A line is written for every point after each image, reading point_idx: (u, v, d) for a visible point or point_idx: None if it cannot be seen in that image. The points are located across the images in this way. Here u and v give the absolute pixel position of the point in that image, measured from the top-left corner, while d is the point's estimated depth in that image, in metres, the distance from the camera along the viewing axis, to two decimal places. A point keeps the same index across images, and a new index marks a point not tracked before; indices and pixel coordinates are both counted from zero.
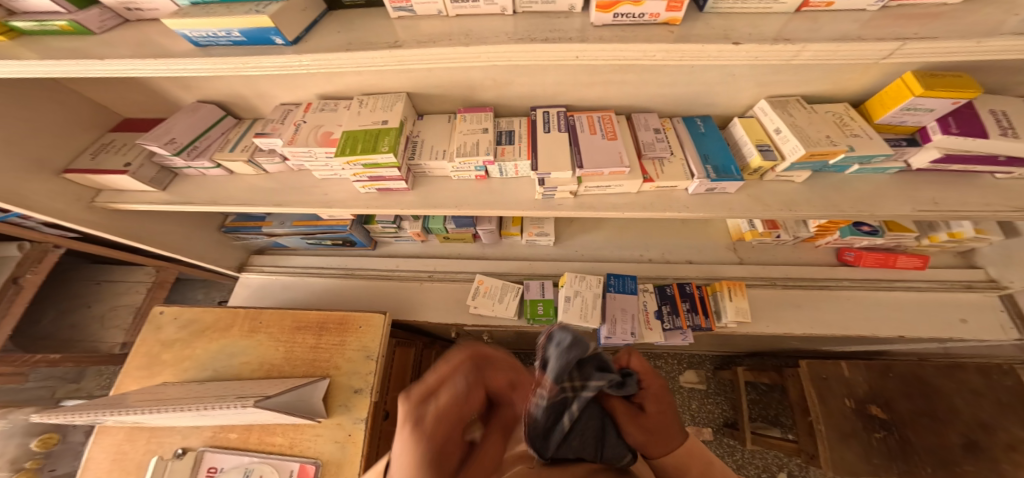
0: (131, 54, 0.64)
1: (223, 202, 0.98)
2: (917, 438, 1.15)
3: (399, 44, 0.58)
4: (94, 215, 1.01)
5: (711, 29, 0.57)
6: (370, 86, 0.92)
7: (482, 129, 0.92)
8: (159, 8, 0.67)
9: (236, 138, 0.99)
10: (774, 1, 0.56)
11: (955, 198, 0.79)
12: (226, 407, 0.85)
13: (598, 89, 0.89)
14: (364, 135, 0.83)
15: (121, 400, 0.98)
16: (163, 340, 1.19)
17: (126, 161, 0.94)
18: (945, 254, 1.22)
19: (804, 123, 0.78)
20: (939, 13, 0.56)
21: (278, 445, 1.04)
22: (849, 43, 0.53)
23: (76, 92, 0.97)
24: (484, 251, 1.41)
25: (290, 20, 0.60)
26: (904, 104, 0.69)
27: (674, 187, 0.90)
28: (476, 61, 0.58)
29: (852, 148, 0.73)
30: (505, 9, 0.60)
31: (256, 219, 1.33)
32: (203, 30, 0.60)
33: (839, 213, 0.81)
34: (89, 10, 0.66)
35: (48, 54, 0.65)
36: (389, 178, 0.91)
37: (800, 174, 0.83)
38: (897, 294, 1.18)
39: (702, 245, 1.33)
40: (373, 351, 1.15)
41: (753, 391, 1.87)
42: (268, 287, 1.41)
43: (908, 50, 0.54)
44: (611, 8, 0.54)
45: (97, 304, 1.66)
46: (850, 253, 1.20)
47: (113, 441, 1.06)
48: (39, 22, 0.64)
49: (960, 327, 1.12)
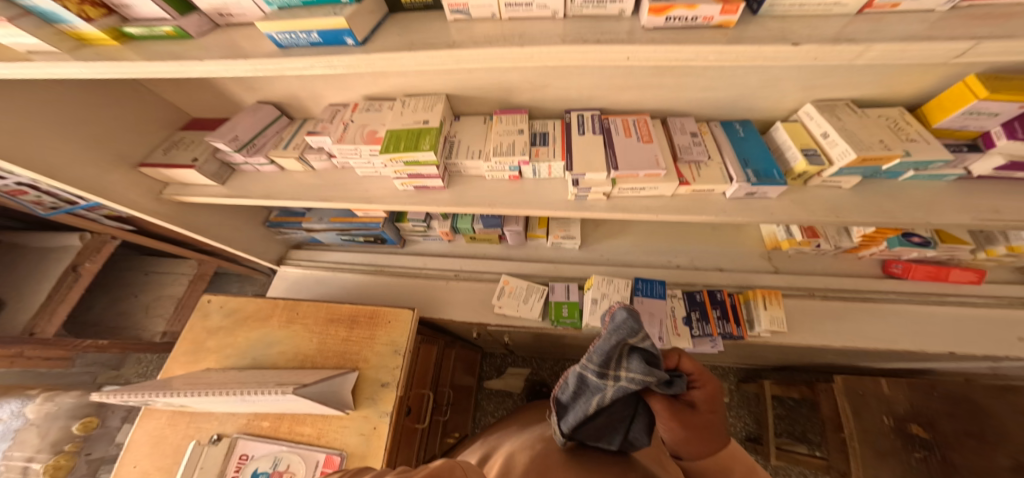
0: (210, 56, 0.70)
1: (272, 197, 1.04)
2: (962, 459, 1.14)
3: (457, 45, 0.61)
4: (162, 205, 1.09)
5: (767, 31, 0.57)
6: (414, 88, 0.97)
7: (518, 130, 0.95)
8: (248, 13, 0.73)
9: (288, 136, 1.05)
10: (835, 3, 0.56)
11: (1020, 208, 0.75)
12: (268, 392, 0.89)
13: (636, 92, 0.90)
14: (407, 135, 0.87)
15: (170, 383, 1.04)
16: (209, 327, 1.26)
17: (193, 157, 1.02)
18: (1003, 269, 1.15)
19: (855, 127, 0.76)
20: (1013, 12, 0.54)
21: (306, 435, 1.07)
22: (915, 43, 0.52)
23: (156, 94, 1.05)
24: (509, 252, 1.43)
25: (361, 22, 0.65)
26: (966, 107, 0.67)
27: (712, 191, 0.89)
28: (528, 61, 0.60)
29: (908, 153, 0.71)
30: (556, 13, 0.62)
31: (296, 215, 1.40)
32: (288, 32, 0.65)
33: (889, 221, 0.78)
34: (189, 17, 0.72)
35: (143, 57, 0.72)
36: (427, 176, 0.95)
37: (848, 180, 0.80)
38: (947, 309, 1.12)
39: (733, 252, 1.31)
40: (401, 345, 1.19)
41: (780, 407, 1.79)
42: (304, 281, 1.47)
43: (981, 50, 0.52)
44: (663, 12, 0.56)
45: (144, 294, 1.78)
46: (897, 265, 1.15)
47: (156, 425, 1.13)
48: (148, 28, 0.71)
49: (1019, 347, 1.05)
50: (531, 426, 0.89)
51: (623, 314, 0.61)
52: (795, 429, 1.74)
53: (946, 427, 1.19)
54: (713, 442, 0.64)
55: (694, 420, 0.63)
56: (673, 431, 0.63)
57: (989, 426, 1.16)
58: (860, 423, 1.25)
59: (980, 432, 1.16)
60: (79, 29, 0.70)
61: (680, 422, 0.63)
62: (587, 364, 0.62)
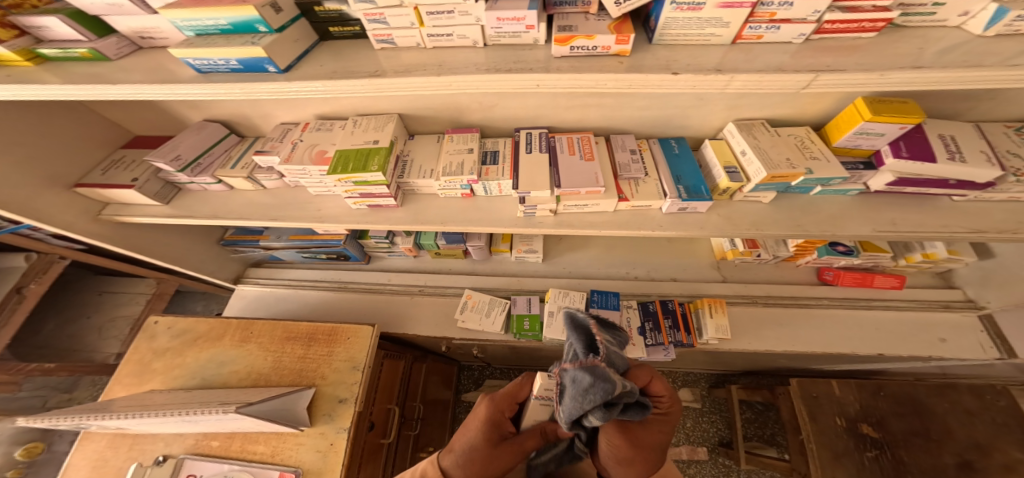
0: (147, 79, 0.72)
1: (222, 216, 1.04)
2: (911, 458, 1.17)
3: (380, 74, 0.67)
4: (100, 226, 1.06)
5: (658, 60, 0.64)
6: (364, 108, 0.99)
7: (468, 149, 0.97)
8: (169, 37, 0.78)
9: (237, 155, 1.05)
10: (711, 35, 0.64)
11: (913, 220, 0.83)
12: (209, 412, 0.87)
13: (577, 111, 0.94)
14: (355, 155, 0.88)
15: (107, 406, 1.00)
16: (155, 348, 1.22)
17: (134, 177, 1.01)
18: (924, 274, 1.24)
19: (767, 146, 0.82)
20: (856, 45, 0.63)
21: (259, 453, 1.04)
22: (773, 74, 0.59)
23: (96, 112, 1.04)
24: (474, 267, 1.43)
25: (282, 50, 0.69)
26: (855, 128, 0.74)
27: (649, 206, 0.93)
28: (448, 88, 0.66)
29: (810, 171, 0.78)
30: (477, 42, 0.69)
31: (254, 233, 1.39)
32: (205, 59, 0.69)
33: (804, 233, 0.85)
34: (107, 39, 0.76)
35: (70, 79, 0.73)
36: (378, 195, 0.96)
37: (765, 195, 0.87)
38: (877, 313, 1.20)
39: (687, 263, 1.36)
40: (359, 361, 1.17)
41: (749, 410, 1.82)
42: (263, 299, 1.44)
43: (823, 81, 0.60)
44: (567, 42, 0.62)
45: (95, 315, 1.71)
46: (829, 273, 1.23)
47: (96, 448, 1.07)
48: (62, 50, 0.74)
49: (940, 346, 1.13)
50: None
51: (584, 379, 0.49)
52: (764, 432, 1.77)
53: (896, 426, 1.23)
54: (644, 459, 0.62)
55: (642, 437, 0.61)
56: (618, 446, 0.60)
57: (934, 423, 1.20)
58: (815, 426, 1.28)
59: (924, 430, 1.20)
60: None
61: (629, 440, 0.59)
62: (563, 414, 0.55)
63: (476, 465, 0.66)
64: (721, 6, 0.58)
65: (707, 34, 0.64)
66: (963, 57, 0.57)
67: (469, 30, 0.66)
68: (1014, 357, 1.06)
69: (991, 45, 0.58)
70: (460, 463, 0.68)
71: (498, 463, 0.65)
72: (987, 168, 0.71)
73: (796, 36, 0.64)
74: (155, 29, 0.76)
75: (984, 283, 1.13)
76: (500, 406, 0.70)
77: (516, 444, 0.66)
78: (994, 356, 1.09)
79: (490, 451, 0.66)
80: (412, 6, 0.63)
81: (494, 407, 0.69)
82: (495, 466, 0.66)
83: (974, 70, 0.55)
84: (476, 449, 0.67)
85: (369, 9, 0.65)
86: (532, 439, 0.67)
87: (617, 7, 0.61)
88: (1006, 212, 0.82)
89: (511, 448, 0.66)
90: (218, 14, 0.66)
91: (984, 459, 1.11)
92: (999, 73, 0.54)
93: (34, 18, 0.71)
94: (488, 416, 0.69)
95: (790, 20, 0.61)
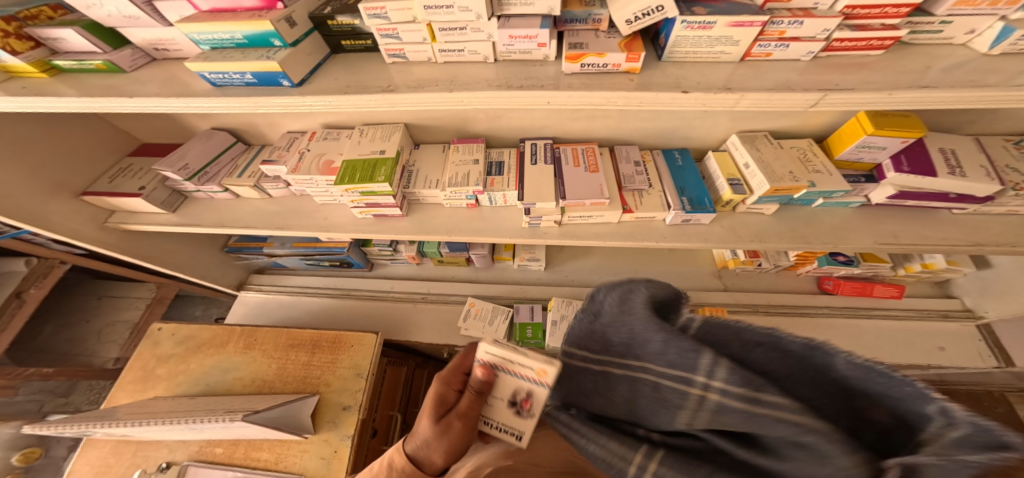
0: (162, 92, 0.73)
1: (229, 225, 1.04)
2: None
3: (392, 88, 0.68)
4: (106, 234, 1.06)
5: (667, 77, 0.65)
6: (370, 117, 0.99)
7: (473, 160, 0.97)
8: (183, 49, 0.79)
9: (244, 164, 1.05)
10: (720, 52, 0.65)
11: (914, 233, 0.84)
12: (215, 420, 0.86)
13: (583, 123, 0.94)
14: (362, 165, 0.88)
15: (111, 413, 1.00)
16: (159, 355, 1.21)
17: (141, 185, 1.02)
18: (923, 284, 1.25)
19: (771, 158, 0.84)
20: (864, 63, 0.64)
21: (262, 461, 1.03)
22: (782, 92, 0.60)
23: (104, 120, 1.04)
24: (476, 275, 1.44)
25: (296, 64, 0.70)
26: (858, 142, 0.75)
27: (653, 218, 0.93)
28: (459, 104, 0.67)
29: (812, 184, 0.79)
30: (487, 58, 0.70)
31: (258, 240, 1.38)
32: (220, 72, 0.70)
33: (806, 245, 0.86)
34: (122, 51, 0.77)
35: (85, 91, 0.74)
36: (384, 205, 0.96)
37: (768, 206, 0.88)
38: (877, 321, 1.21)
39: (689, 272, 1.37)
40: (363, 369, 1.16)
41: None
42: (266, 306, 1.44)
43: (832, 100, 0.61)
44: (578, 59, 0.63)
45: (96, 320, 1.70)
46: (829, 281, 1.24)
47: (99, 455, 1.07)
48: (77, 61, 0.75)
49: (939, 355, 1.14)
50: None
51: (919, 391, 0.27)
52: None
53: None
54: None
55: None
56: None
57: None
58: None
59: None
60: (5, 62, 0.73)
61: None
62: (767, 427, 0.28)
63: (432, 448, 0.53)
64: (732, 24, 0.59)
65: (716, 51, 0.65)
66: (968, 75, 0.59)
67: (480, 46, 0.67)
68: (1011, 366, 1.09)
69: (994, 64, 0.60)
70: (418, 450, 0.55)
71: (453, 439, 0.52)
72: (987, 183, 0.72)
73: (805, 53, 0.65)
74: (170, 41, 0.77)
75: (982, 293, 1.15)
76: (447, 378, 0.58)
77: (463, 413, 0.53)
78: (992, 364, 1.11)
79: (437, 431, 0.53)
80: (425, 22, 0.64)
81: (440, 380, 0.57)
82: (450, 445, 0.52)
83: (978, 90, 0.56)
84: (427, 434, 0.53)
85: (382, 25, 0.66)
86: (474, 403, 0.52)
87: (628, 25, 0.62)
88: (1005, 225, 0.84)
89: (457, 419, 0.53)
90: (234, 28, 0.67)
91: None
92: (1001, 93, 0.56)
93: (51, 31, 0.72)
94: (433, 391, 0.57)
95: (799, 39, 0.62)
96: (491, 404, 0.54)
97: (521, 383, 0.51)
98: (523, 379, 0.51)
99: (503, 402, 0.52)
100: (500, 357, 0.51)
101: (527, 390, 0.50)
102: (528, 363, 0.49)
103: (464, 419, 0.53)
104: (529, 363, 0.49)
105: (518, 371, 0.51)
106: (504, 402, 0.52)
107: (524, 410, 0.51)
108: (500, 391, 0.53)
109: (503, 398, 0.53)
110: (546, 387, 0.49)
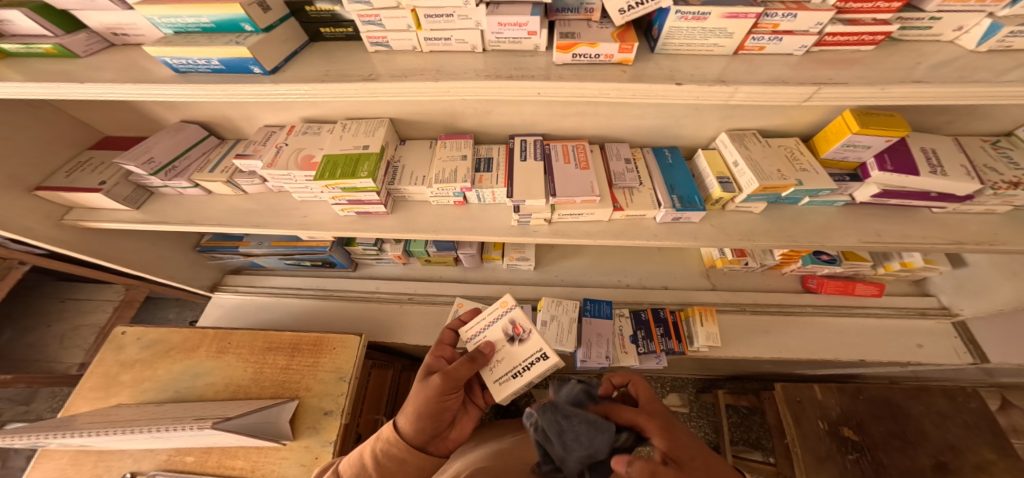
0: (122, 77, 0.68)
1: (201, 222, 0.99)
2: (889, 460, 1.19)
3: (374, 78, 0.65)
4: (62, 230, 0.99)
5: (660, 70, 0.64)
6: (353, 111, 0.95)
7: (461, 156, 0.94)
8: (145, 34, 0.74)
9: (216, 158, 1.00)
10: (714, 45, 0.64)
11: (896, 231, 0.86)
12: (182, 428, 0.80)
13: (574, 120, 0.93)
14: (344, 160, 0.84)
15: (69, 421, 0.93)
16: (122, 361, 1.14)
17: (102, 180, 0.95)
18: (901, 282, 1.29)
19: (759, 156, 0.84)
20: (856, 58, 0.64)
21: (237, 469, 0.98)
22: (775, 86, 0.60)
23: (61, 110, 0.97)
24: (465, 275, 1.40)
25: (268, 51, 0.66)
26: (844, 140, 0.76)
27: (644, 216, 0.92)
28: (445, 94, 0.64)
29: (800, 182, 0.79)
30: (475, 47, 0.68)
31: (234, 239, 1.32)
32: (184, 58, 0.66)
33: (793, 244, 0.86)
34: (75, 35, 0.71)
35: (35, 75, 0.68)
36: (368, 202, 0.92)
37: (757, 205, 0.88)
38: (858, 319, 1.23)
39: (678, 272, 1.37)
40: (346, 372, 1.11)
41: (735, 414, 1.81)
42: (242, 307, 1.37)
43: (825, 93, 0.61)
44: (569, 49, 0.62)
45: (58, 324, 1.59)
46: (813, 280, 1.26)
47: (56, 466, 0.99)
48: (24, 45, 0.69)
49: (917, 352, 1.17)
50: (481, 448, 0.87)
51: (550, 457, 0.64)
52: (749, 436, 1.75)
53: (875, 429, 1.25)
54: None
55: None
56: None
57: (912, 426, 1.23)
58: (799, 429, 1.29)
59: (903, 433, 1.22)
60: None
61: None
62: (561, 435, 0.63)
63: (415, 407, 0.65)
64: (726, 16, 0.59)
65: (710, 44, 0.64)
66: (956, 72, 0.59)
67: (468, 34, 0.65)
68: (986, 362, 1.11)
69: (981, 60, 0.61)
70: (404, 413, 0.67)
71: (433, 393, 0.65)
72: (967, 181, 0.73)
73: (798, 48, 0.65)
74: (130, 26, 0.72)
75: (958, 291, 1.18)
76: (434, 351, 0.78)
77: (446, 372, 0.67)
78: (968, 361, 1.14)
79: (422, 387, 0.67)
80: (410, 8, 0.61)
81: (430, 354, 0.77)
82: (425, 396, 0.65)
83: (966, 86, 0.57)
84: (414, 392, 0.68)
85: (364, 11, 0.63)
86: (459, 367, 0.68)
87: (621, 14, 0.61)
88: (983, 224, 0.85)
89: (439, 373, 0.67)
90: (199, 11, 0.63)
91: (958, 460, 1.15)
92: (989, 89, 0.56)
93: None
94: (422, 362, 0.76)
95: (792, 32, 0.62)
96: (500, 356, 0.74)
97: (502, 322, 0.77)
98: (500, 319, 0.78)
99: (507, 346, 0.75)
100: (474, 328, 0.79)
101: (510, 322, 0.77)
102: (493, 309, 0.79)
103: (444, 375, 0.66)
104: (492, 305, 0.79)
105: (491, 319, 0.78)
106: (505, 344, 0.75)
107: (517, 335, 0.75)
108: (497, 342, 0.75)
109: (504, 343, 0.76)
110: (517, 309, 0.77)
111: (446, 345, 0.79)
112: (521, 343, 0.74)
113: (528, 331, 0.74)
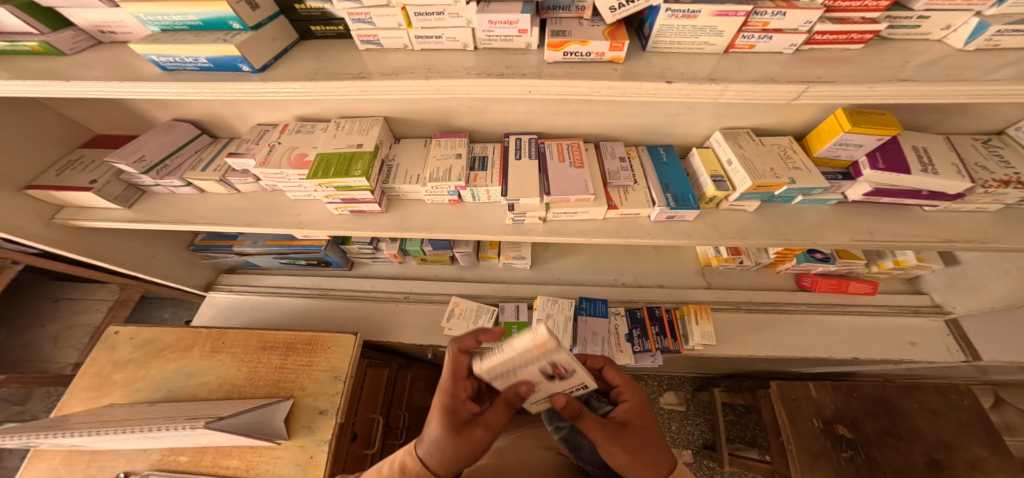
0: (109, 75, 0.68)
1: (193, 221, 0.98)
2: (882, 457, 1.19)
3: (365, 76, 0.64)
4: (53, 230, 0.98)
5: (651, 68, 0.64)
6: (346, 110, 0.95)
7: (456, 155, 0.94)
8: (132, 32, 0.73)
9: (209, 156, 0.99)
10: (705, 43, 0.64)
11: (888, 230, 0.86)
12: (175, 428, 0.80)
13: (568, 118, 0.93)
14: (337, 159, 0.84)
15: (61, 421, 0.92)
16: (115, 360, 1.13)
17: (93, 178, 0.94)
18: (895, 281, 1.30)
19: (752, 155, 0.84)
20: (846, 57, 0.64)
21: (232, 468, 0.97)
22: (765, 85, 0.60)
23: (51, 108, 0.97)
24: (461, 274, 1.40)
25: (257, 50, 0.66)
26: (836, 139, 0.76)
27: (638, 214, 0.92)
28: (437, 92, 0.64)
29: (793, 181, 0.80)
30: (467, 45, 0.67)
31: (228, 238, 1.32)
32: (171, 56, 0.65)
33: (786, 242, 0.87)
34: (62, 33, 0.71)
35: (21, 73, 0.67)
36: (362, 201, 0.92)
37: (750, 203, 0.88)
38: (851, 317, 1.24)
39: (674, 270, 1.37)
40: (341, 371, 1.11)
41: (731, 412, 1.81)
42: (237, 307, 1.37)
43: (815, 92, 0.61)
44: (560, 47, 0.62)
45: (52, 324, 1.58)
46: (807, 279, 1.26)
47: (48, 467, 0.99)
48: (9, 42, 0.68)
49: (909, 350, 1.18)
50: None
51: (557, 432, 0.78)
52: (745, 434, 1.76)
53: (868, 427, 1.25)
54: (658, 465, 0.58)
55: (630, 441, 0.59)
56: (614, 457, 0.58)
57: (905, 423, 1.24)
58: (794, 427, 1.29)
59: (896, 430, 1.23)
60: None
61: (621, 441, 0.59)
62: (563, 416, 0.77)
63: (450, 461, 0.57)
64: (716, 14, 0.59)
65: (700, 43, 0.64)
66: (945, 70, 0.59)
67: (460, 32, 0.65)
68: (978, 360, 1.12)
69: (969, 59, 0.61)
70: (432, 464, 0.57)
71: (473, 447, 0.58)
72: (957, 180, 0.74)
73: (788, 46, 0.65)
74: (117, 23, 0.72)
75: (950, 289, 1.19)
76: (452, 390, 0.63)
77: (486, 422, 0.59)
78: (960, 358, 1.14)
79: (459, 442, 0.57)
80: (400, 6, 0.61)
81: (450, 390, 0.63)
82: (468, 454, 0.57)
83: (954, 84, 0.57)
84: (446, 445, 0.57)
85: (354, 9, 0.63)
86: (497, 413, 0.61)
87: (612, 12, 0.61)
88: (974, 222, 0.86)
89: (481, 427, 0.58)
90: (186, 9, 0.62)
91: (951, 457, 1.16)
92: (976, 87, 0.57)
93: None
94: (440, 399, 0.62)
95: (782, 30, 0.62)
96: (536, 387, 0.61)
97: (540, 364, 0.56)
98: (536, 363, 0.55)
99: (544, 381, 0.60)
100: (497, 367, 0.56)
101: (551, 364, 0.55)
102: (525, 351, 0.53)
103: (486, 427, 0.59)
104: (524, 346, 0.52)
105: (525, 363, 0.55)
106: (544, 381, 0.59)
107: (559, 374, 0.58)
108: (535, 379, 0.60)
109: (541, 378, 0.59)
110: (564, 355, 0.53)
111: (464, 378, 0.65)
112: (562, 378, 0.59)
113: (574, 373, 0.57)
